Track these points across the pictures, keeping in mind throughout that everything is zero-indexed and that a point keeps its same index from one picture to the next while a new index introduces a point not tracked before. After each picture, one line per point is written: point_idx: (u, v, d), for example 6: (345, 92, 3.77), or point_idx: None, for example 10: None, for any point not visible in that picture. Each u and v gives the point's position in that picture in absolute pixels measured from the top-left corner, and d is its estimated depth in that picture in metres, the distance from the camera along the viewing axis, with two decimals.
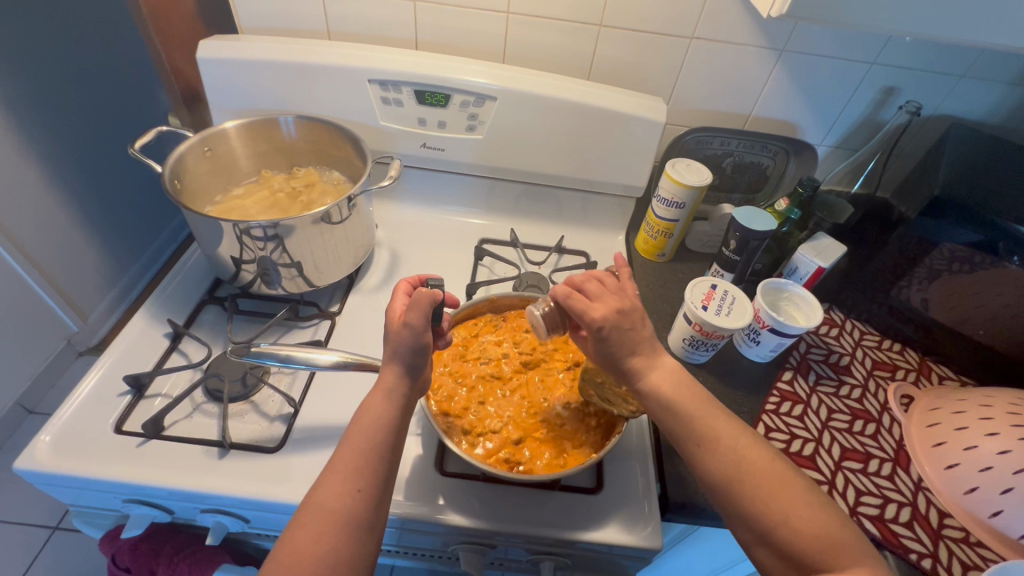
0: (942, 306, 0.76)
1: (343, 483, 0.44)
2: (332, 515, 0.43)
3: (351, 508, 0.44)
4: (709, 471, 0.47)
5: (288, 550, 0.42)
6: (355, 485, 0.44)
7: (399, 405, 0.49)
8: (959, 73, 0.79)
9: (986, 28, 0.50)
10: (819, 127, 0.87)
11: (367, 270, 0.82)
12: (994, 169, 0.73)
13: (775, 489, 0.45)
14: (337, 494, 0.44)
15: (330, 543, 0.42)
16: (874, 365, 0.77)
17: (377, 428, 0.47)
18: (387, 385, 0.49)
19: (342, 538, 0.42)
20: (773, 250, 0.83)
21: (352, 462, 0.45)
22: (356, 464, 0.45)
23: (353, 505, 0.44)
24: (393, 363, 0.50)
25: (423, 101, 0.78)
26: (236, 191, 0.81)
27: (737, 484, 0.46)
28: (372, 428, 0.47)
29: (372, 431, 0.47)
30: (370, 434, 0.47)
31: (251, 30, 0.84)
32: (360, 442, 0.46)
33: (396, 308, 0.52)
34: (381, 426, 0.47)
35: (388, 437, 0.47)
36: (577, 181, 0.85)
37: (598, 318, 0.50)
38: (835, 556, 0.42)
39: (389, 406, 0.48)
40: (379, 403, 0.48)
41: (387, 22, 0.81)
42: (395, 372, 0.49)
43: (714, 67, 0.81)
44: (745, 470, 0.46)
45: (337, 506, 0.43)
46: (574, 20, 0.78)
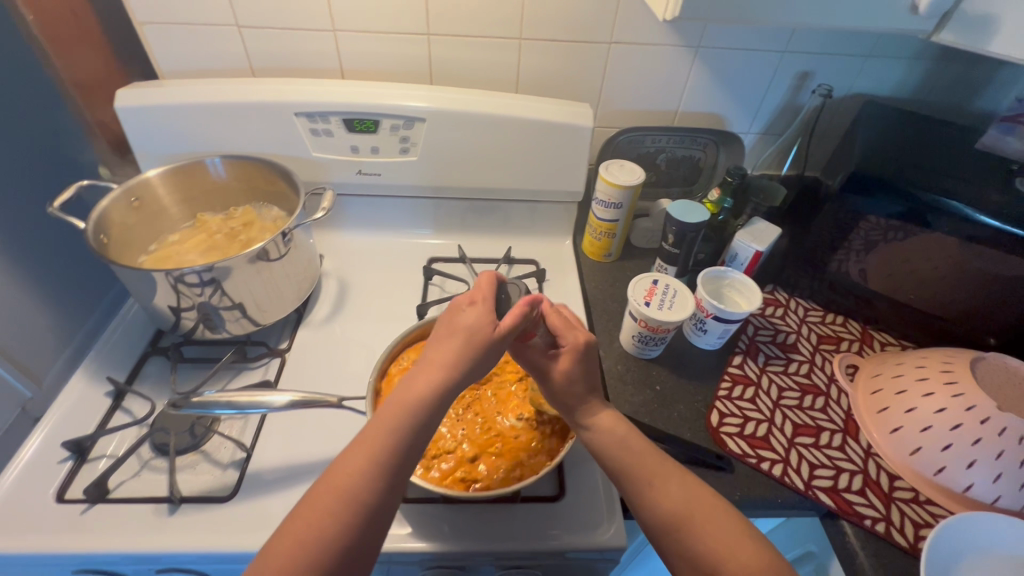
0: (879, 274, 0.79)
1: (361, 466, 0.45)
2: (347, 493, 0.44)
3: (369, 488, 0.44)
4: (650, 498, 0.49)
5: (298, 526, 0.43)
6: (374, 469, 0.45)
7: (427, 400, 0.47)
8: (866, 55, 0.83)
9: (873, 16, 0.52)
10: (744, 116, 0.90)
11: (316, 301, 0.81)
12: (903, 141, 0.77)
13: (708, 519, 0.47)
14: (354, 472, 0.44)
15: (337, 523, 0.43)
16: (820, 339, 0.79)
17: (413, 412, 0.47)
18: (439, 367, 0.48)
19: (351, 520, 0.43)
20: (713, 239, 0.84)
21: (375, 443, 0.45)
22: (384, 442, 0.45)
23: (367, 487, 0.44)
24: (458, 348, 0.49)
25: (353, 129, 0.78)
26: (171, 238, 0.79)
27: (678, 507, 0.48)
28: (405, 412, 0.46)
29: (404, 414, 0.46)
30: (404, 416, 0.46)
31: (172, 74, 0.83)
32: (391, 422, 0.46)
33: (473, 313, 0.51)
34: (412, 412, 0.46)
35: (419, 424, 0.47)
36: (519, 192, 0.86)
37: (580, 339, 0.56)
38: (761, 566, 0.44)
39: (429, 391, 0.47)
40: (423, 386, 0.47)
41: (309, 53, 0.81)
42: (449, 356, 0.48)
43: (637, 69, 0.83)
44: (683, 501, 0.48)
45: (353, 484, 0.44)
46: (494, 35, 0.79)
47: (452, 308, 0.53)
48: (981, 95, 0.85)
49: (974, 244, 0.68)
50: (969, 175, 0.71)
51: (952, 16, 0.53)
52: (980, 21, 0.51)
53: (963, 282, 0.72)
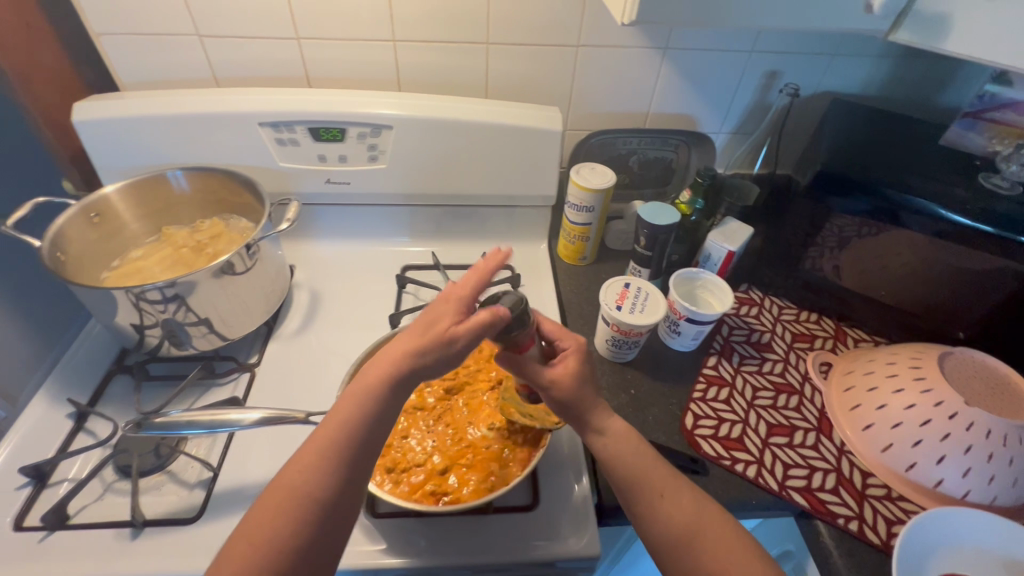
0: (852, 271, 0.79)
1: (311, 464, 0.45)
2: (298, 493, 0.44)
3: (319, 487, 0.44)
4: (657, 508, 0.50)
5: (252, 527, 0.43)
6: (324, 467, 0.45)
7: (372, 395, 0.46)
8: (832, 53, 0.83)
9: (829, 18, 0.52)
10: (715, 116, 0.90)
11: (287, 313, 0.80)
12: (869, 138, 0.77)
13: (716, 532, 0.48)
14: (304, 471, 0.44)
15: (289, 523, 0.43)
16: (794, 338, 0.79)
17: (358, 408, 0.46)
18: (389, 360, 0.46)
19: (303, 520, 0.43)
20: (686, 240, 0.84)
21: (325, 441, 0.46)
22: (332, 440, 0.45)
23: (317, 485, 0.44)
24: (414, 342, 0.46)
25: (319, 138, 0.77)
26: (134, 253, 0.77)
27: (681, 521, 0.49)
28: (353, 409, 0.46)
29: (353, 411, 0.46)
30: (351, 412, 0.46)
31: (133, 85, 0.81)
32: (339, 420, 0.46)
33: (445, 313, 0.47)
34: (358, 408, 0.46)
35: (367, 419, 0.46)
36: (491, 197, 0.86)
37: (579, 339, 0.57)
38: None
39: (376, 385, 0.46)
40: (370, 380, 0.46)
41: (273, 62, 0.79)
42: (402, 351, 0.46)
43: (605, 71, 0.83)
44: (691, 513, 0.49)
45: (304, 484, 0.44)
46: (460, 40, 0.79)
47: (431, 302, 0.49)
48: (945, 91, 0.86)
49: (941, 239, 0.68)
50: (934, 171, 0.72)
51: (907, 15, 0.53)
52: (934, 19, 0.51)
53: (932, 277, 0.73)
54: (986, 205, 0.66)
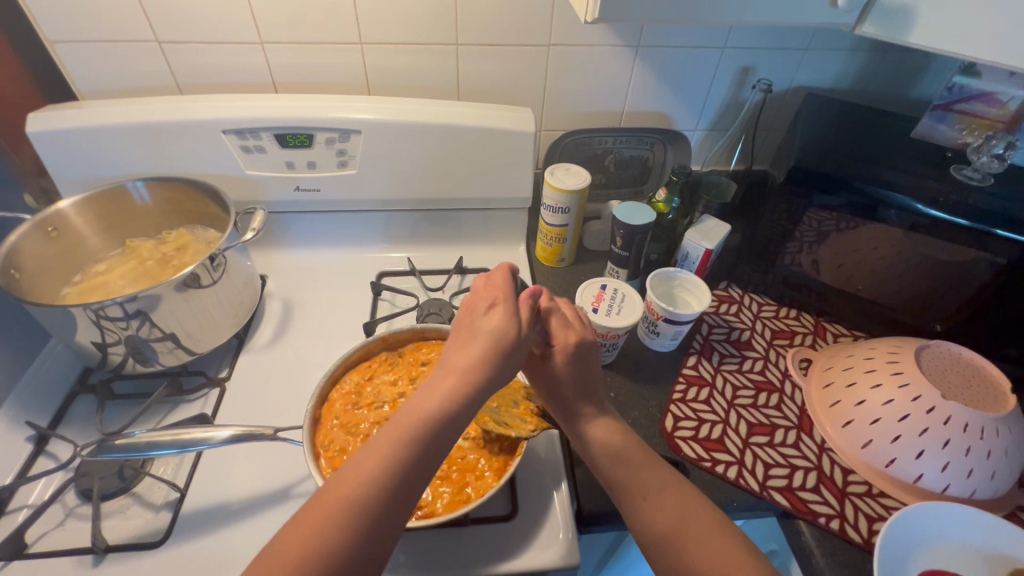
0: (831, 265, 0.78)
1: (380, 464, 0.42)
2: (363, 494, 0.40)
3: (386, 491, 0.41)
4: (634, 505, 0.50)
5: (304, 526, 0.39)
6: (391, 469, 0.41)
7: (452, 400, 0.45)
8: (804, 47, 0.82)
9: (793, 13, 0.52)
10: (690, 114, 0.90)
11: (258, 325, 0.78)
12: (843, 132, 0.77)
13: (697, 535, 0.46)
14: (372, 472, 0.41)
15: (351, 527, 0.39)
16: (774, 335, 0.79)
17: (434, 411, 0.44)
18: (464, 365, 0.47)
19: (366, 524, 0.40)
20: (663, 238, 0.84)
21: (398, 446, 0.42)
22: (407, 442, 0.42)
23: (385, 489, 0.41)
24: (484, 349, 0.48)
25: (286, 144, 0.75)
26: (97, 267, 0.75)
27: (656, 514, 0.48)
28: (431, 412, 0.44)
29: (427, 411, 0.44)
30: (427, 415, 0.44)
31: (92, 94, 0.79)
32: (412, 422, 0.43)
33: (488, 318, 0.50)
34: (436, 412, 0.44)
35: (442, 423, 0.44)
36: (466, 201, 0.84)
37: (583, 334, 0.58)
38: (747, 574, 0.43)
39: (454, 389, 0.45)
40: (447, 386, 0.45)
41: (237, 67, 0.77)
42: (472, 356, 0.47)
43: (577, 70, 0.82)
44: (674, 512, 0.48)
45: (370, 484, 0.41)
46: (429, 41, 0.77)
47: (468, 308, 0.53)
48: (917, 84, 0.87)
49: (916, 232, 0.68)
50: (907, 164, 0.72)
51: (871, 9, 0.52)
52: (898, 12, 0.51)
53: (909, 270, 0.73)
54: (958, 197, 0.66)
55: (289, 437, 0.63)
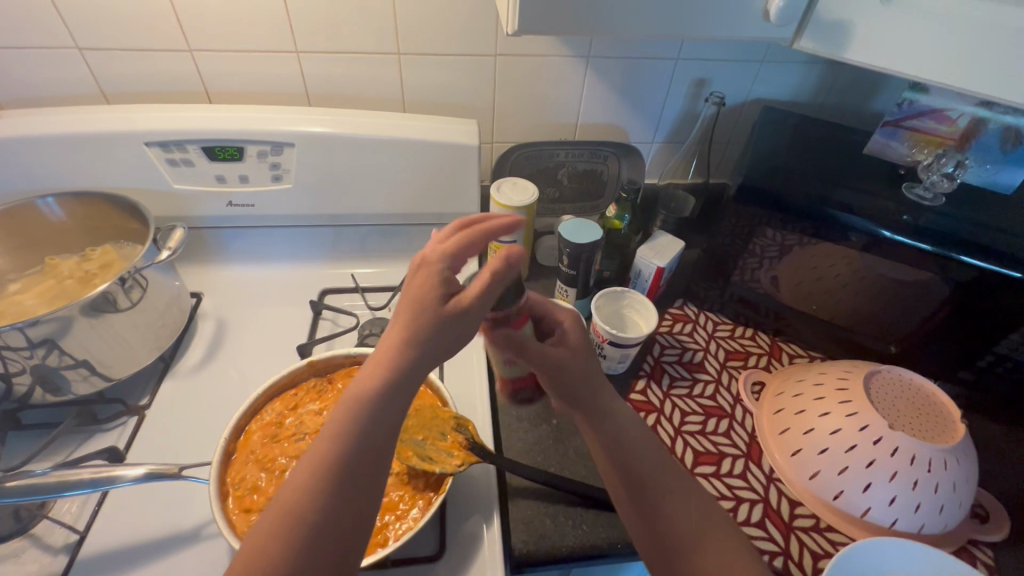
0: (789, 283, 0.75)
1: (309, 478, 0.34)
2: (292, 519, 0.33)
3: (318, 509, 0.34)
4: (662, 501, 0.47)
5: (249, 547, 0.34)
6: (320, 483, 0.34)
7: (371, 391, 0.35)
8: (759, 60, 0.80)
9: (731, 27, 0.49)
10: (646, 126, 0.87)
11: (188, 347, 0.74)
12: (797, 147, 0.75)
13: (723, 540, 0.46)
14: (297, 491, 0.34)
15: (284, 552, 0.33)
16: (728, 356, 0.76)
17: (351, 419, 0.35)
18: (386, 355, 0.36)
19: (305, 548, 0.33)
20: (615, 255, 0.80)
21: (321, 453, 0.35)
22: (328, 450, 0.35)
23: (316, 507, 0.34)
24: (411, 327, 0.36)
25: (215, 157, 0.71)
26: (12, 287, 0.71)
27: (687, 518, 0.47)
28: (348, 409, 0.35)
29: (351, 409, 0.35)
30: (346, 423, 0.35)
31: (9, 102, 0.74)
32: (331, 435, 0.35)
33: (479, 288, 0.36)
34: (356, 405, 0.35)
35: (372, 417, 0.35)
36: (412, 215, 0.81)
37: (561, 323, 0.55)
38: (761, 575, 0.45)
39: (376, 390, 0.35)
40: (364, 384, 0.36)
41: (166, 76, 0.74)
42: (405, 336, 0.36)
43: (527, 81, 0.79)
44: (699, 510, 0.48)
45: (295, 508, 0.34)
46: (370, 50, 0.74)
47: (419, 272, 0.37)
48: (874, 98, 0.85)
49: (869, 252, 0.66)
50: (859, 182, 0.70)
51: (808, 21, 0.50)
52: (834, 26, 0.48)
53: (865, 290, 0.70)
54: (910, 217, 0.64)
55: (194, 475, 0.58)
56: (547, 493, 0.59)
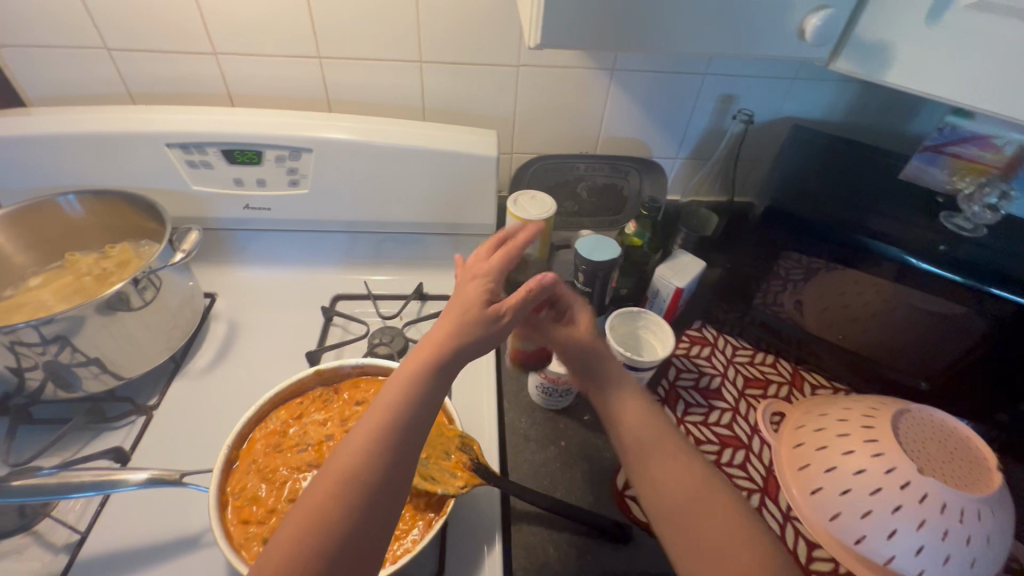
0: (815, 308, 0.72)
1: (365, 442, 0.40)
2: (350, 478, 0.38)
3: (379, 466, 0.39)
4: (666, 477, 0.46)
5: (306, 501, 0.38)
6: (375, 448, 0.39)
7: (422, 373, 0.42)
8: (790, 77, 0.78)
9: (762, 46, 0.47)
10: (670, 141, 0.85)
11: (200, 348, 0.74)
12: (826, 170, 0.72)
13: (725, 529, 0.43)
14: (356, 454, 0.39)
15: (343, 510, 0.37)
16: (747, 383, 0.73)
17: (400, 397, 0.41)
18: (437, 341, 0.44)
19: (361, 506, 0.38)
20: (633, 272, 0.79)
21: (377, 420, 0.41)
22: (384, 419, 0.41)
23: (369, 471, 0.39)
24: (459, 319, 0.45)
25: (234, 160, 0.71)
26: (33, 281, 0.72)
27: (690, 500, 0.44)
28: (404, 385, 0.42)
29: (405, 386, 0.42)
30: (393, 401, 0.41)
31: (40, 100, 0.76)
32: (386, 411, 0.41)
33: (516, 300, 0.46)
34: (412, 382, 0.42)
35: (423, 393, 0.42)
36: (428, 225, 0.80)
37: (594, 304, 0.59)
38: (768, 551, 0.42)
39: (428, 373, 0.43)
40: (408, 371, 0.43)
41: (191, 79, 0.74)
42: (452, 325, 0.45)
43: (549, 93, 0.78)
44: (694, 494, 0.45)
45: (352, 472, 0.39)
46: (391, 57, 0.73)
47: (465, 286, 0.48)
48: (911, 120, 0.81)
49: (902, 283, 0.63)
50: (893, 208, 0.67)
51: (846, 42, 0.48)
52: (874, 47, 0.46)
53: (895, 321, 0.67)
54: (947, 247, 0.60)
55: (194, 483, 0.58)
56: (552, 519, 0.57)
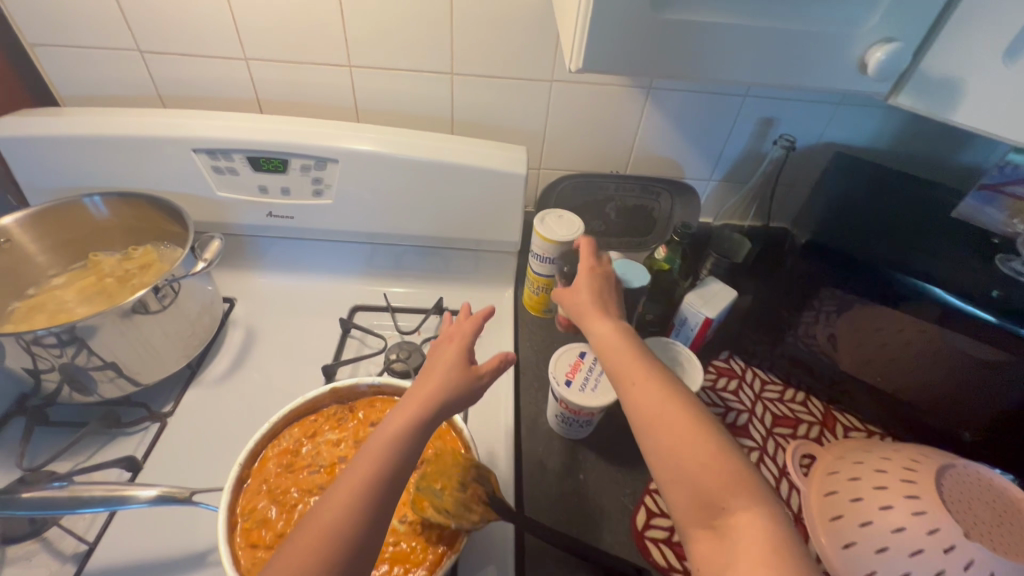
0: (849, 344, 0.68)
1: (346, 499, 0.40)
2: (329, 536, 0.38)
3: (360, 525, 0.39)
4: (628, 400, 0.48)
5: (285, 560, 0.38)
6: (357, 507, 0.39)
7: (403, 433, 0.43)
8: (834, 102, 0.74)
9: (818, 78, 0.44)
10: (705, 163, 0.82)
11: (216, 355, 0.73)
12: (868, 202, 0.69)
13: (675, 447, 0.44)
14: (339, 513, 0.39)
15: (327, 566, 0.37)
16: (775, 422, 0.71)
17: (381, 465, 0.41)
18: (419, 402, 0.45)
19: (343, 566, 0.38)
20: (660, 298, 0.76)
21: (360, 479, 0.41)
22: (367, 477, 0.41)
23: (352, 529, 0.39)
24: (441, 381, 0.47)
25: (260, 167, 0.70)
26: (56, 281, 0.72)
27: (648, 417, 0.46)
28: (386, 444, 0.42)
29: (386, 446, 0.42)
30: (373, 468, 0.41)
31: (72, 99, 0.76)
32: (369, 470, 0.41)
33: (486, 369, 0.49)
34: (394, 442, 0.43)
35: (403, 454, 0.43)
36: (451, 239, 0.78)
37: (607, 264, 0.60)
38: (721, 469, 0.42)
39: (409, 431, 0.43)
40: (393, 427, 0.43)
41: (221, 83, 0.74)
42: (432, 387, 0.46)
43: (581, 109, 0.75)
44: (653, 414, 0.46)
45: (334, 533, 0.38)
46: (422, 68, 0.72)
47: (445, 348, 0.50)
48: (963, 150, 0.77)
49: (962, 332, 0.57)
50: (942, 248, 0.63)
51: (910, 78, 0.45)
52: (939, 84, 0.43)
53: (952, 373, 0.61)
54: (1001, 292, 0.56)
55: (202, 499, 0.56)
56: (567, 558, 0.55)
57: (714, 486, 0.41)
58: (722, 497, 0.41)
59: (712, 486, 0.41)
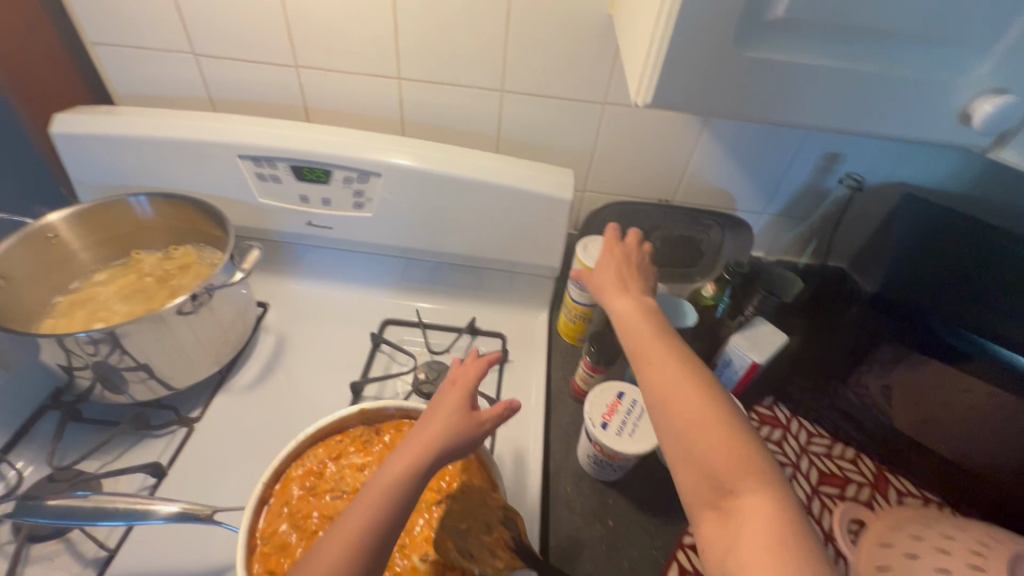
0: (908, 401, 0.63)
1: (340, 549, 0.38)
2: None
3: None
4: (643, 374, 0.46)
5: None
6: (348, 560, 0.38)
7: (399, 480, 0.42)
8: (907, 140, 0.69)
9: (908, 123, 0.40)
10: (760, 196, 0.78)
11: (245, 363, 0.73)
12: (935, 254, 0.66)
13: (689, 427, 0.42)
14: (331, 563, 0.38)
15: None
16: (821, 480, 0.64)
17: (370, 516, 0.40)
18: (416, 449, 0.43)
19: None
20: (703, 338, 0.72)
21: (352, 528, 0.39)
22: (360, 527, 0.39)
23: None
24: (441, 427, 0.45)
25: (302, 177, 0.70)
26: (98, 277, 0.73)
27: (660, 393, 0.44)
28: (381, 494, 0.41)
29: (383, 494, 0.41)
30: (368, 518, 0.40)
31: (127, 99, 0.77)
32: (362, 518, 0.40)
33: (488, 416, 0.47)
34: (390, 490, 0.41)
35: (399, 503, 0.41)
36: (488, 259, 0.76)
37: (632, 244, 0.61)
38: (739, 454, 0.40)
39: (406, 479, 0.42)
40: (390, 475, 0.42)
41: (271, 90, 0.74)
42: (429, 435, 0.44)
43: (632, 134, 0.72)
44: (667, 391, 0.44)
45: None
46: (471, 84, 0.70)
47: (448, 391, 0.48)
48: None
49: None
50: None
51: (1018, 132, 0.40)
52: None
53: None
54: None
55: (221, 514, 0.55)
56: None
57: (725, 470, 0.40)
58: (733, 483, 0.39)
59: (724, 471, 0.40)
